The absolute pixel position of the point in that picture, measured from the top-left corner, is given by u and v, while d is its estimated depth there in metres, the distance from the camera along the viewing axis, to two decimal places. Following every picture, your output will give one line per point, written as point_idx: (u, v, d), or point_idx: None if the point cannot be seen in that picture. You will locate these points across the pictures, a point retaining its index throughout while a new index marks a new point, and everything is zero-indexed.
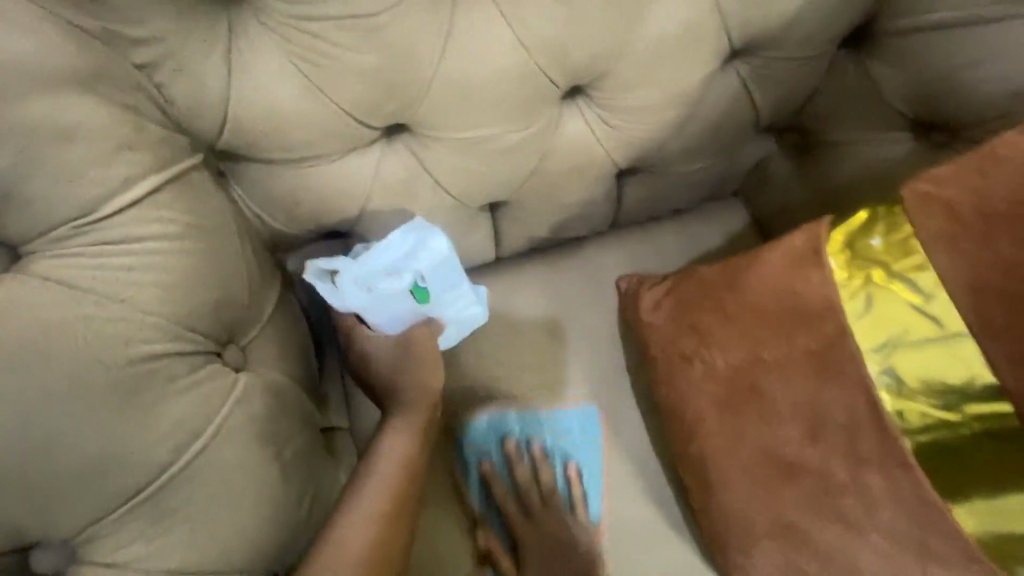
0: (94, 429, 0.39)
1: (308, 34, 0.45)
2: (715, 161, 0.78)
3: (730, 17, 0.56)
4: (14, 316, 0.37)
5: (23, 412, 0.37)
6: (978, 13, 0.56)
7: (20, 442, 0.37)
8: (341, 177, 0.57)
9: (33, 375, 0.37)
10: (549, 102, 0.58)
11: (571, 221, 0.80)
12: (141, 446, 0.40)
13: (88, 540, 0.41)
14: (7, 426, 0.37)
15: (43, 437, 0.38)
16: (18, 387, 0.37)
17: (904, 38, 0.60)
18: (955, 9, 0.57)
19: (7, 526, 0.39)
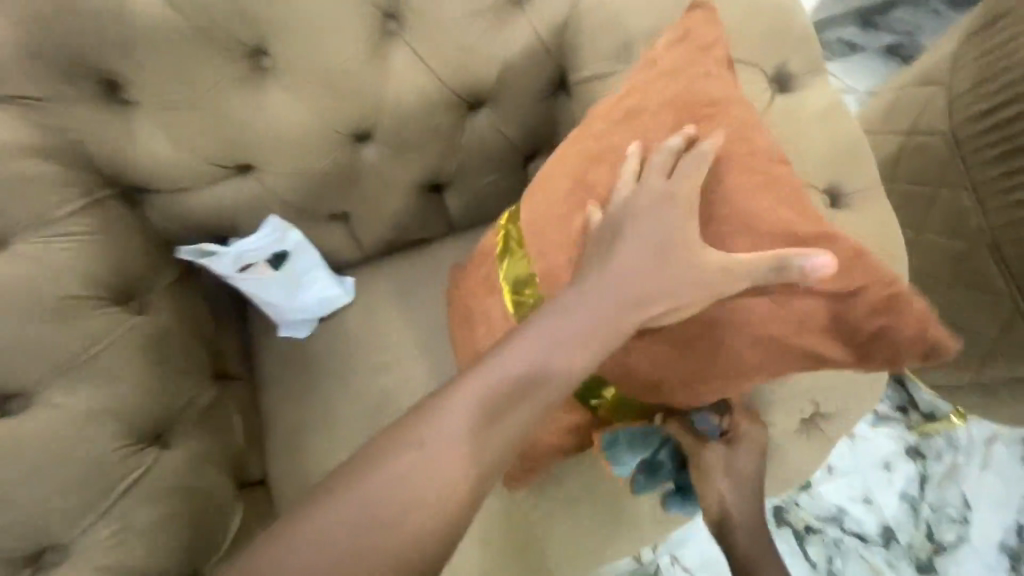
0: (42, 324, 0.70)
1: (168, 115, 0.79)
2: (507, 175, 1.08)
3: (449, 83, 0.89)
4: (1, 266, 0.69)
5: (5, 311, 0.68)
6: (605, 69, 0.90)
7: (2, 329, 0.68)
8: (212, 199, 0.89)
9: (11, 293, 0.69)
10: (343, 143, 0.90)
11: (409, 225, 1.10)
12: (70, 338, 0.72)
13: (35, 391, 0.70)
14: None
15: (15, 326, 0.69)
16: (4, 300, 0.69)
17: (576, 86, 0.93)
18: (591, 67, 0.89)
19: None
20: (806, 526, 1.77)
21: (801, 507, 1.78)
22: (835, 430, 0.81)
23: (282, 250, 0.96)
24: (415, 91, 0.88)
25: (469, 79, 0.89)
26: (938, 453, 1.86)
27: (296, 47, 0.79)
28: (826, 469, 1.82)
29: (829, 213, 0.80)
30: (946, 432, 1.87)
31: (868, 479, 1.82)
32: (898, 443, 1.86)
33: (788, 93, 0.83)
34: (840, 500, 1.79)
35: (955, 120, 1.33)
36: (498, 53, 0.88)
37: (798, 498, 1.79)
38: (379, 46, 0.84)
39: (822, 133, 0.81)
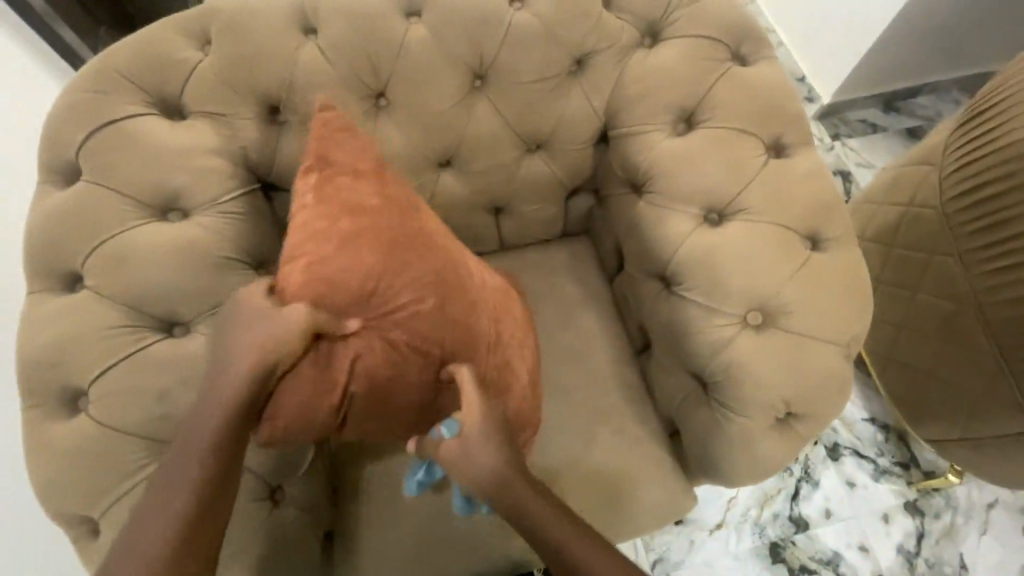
0: (205, 273, 0.94)
1: (309, 134, 1.06)
2: (553, 205, 1.32)
3: (517, 129, 1.15)
4: (185, 231, 0.95)
5: (183, 261, 0.93)
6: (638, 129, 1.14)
7: (180, 273, 0.93)
8: None
9: (189, 249, 0.94)
10: (430, 167, 1.17)
11: (469, 239, 1.35)
12: (219, 286, 0.95)
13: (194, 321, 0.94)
14: (178, 265, 0.93)
15: (188, 272, 0.93)
16: (184, 254, 0.94)
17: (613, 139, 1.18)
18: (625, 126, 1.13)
19: (170, 308, 0.92)
20: (801, 565, 1.84)
21: (797, 546, 1.87)
22: (808, 430, 0.98)
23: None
24: (490, 132, 1.14)
25: (532, 127, 1.15)
26: (935, 509, 1.92)
27: (409, 94, 1.07)
28: (823, 513, 1.91)
29: (808, 252, 1.00)
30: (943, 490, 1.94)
31: (863, 526, 1.90)
32: (895, 496, 1.94)
33: (782, 158, 1.06)
34: (835, 544, 1.87)
35: (943, 195, 1.52)
36: (556, 110, 1.14)
37: (795, 537, 1.87)
38: (468, 96, 1.11)
39: (807, 190, 1.03)
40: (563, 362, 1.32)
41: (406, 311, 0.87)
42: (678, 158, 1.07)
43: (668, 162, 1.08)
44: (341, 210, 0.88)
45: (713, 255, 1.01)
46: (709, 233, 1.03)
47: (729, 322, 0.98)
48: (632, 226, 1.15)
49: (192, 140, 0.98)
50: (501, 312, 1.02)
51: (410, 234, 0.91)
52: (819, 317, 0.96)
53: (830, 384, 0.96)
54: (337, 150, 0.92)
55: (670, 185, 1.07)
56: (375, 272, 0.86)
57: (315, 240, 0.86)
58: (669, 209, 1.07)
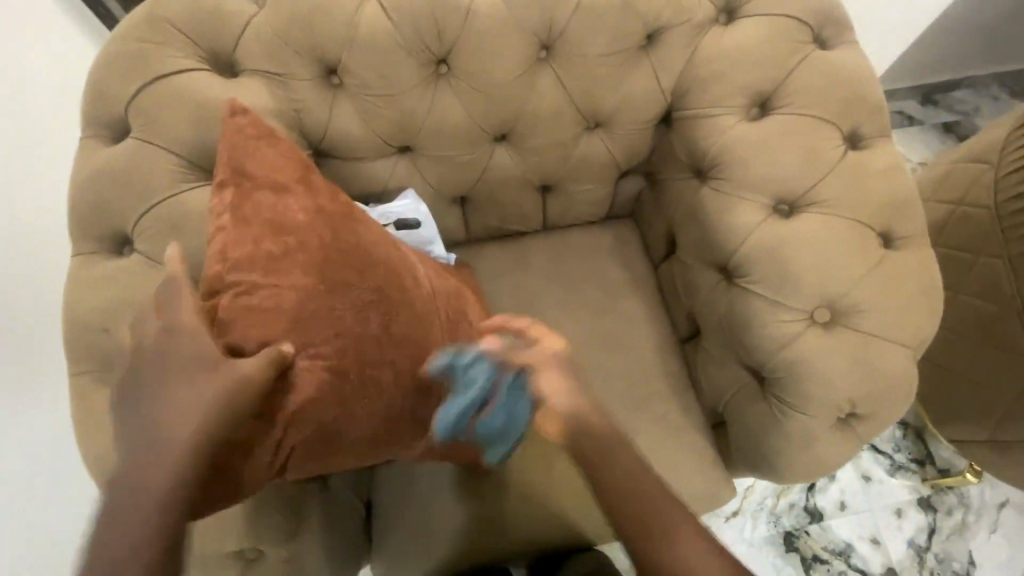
0: None
1: (366, 101, 1.01)
2: (603, 186, 1.28)
3: (579, 106, 1.10)
4: None
5: None
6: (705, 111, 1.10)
7: None
8: (374, 170, 1.11)
9: None
10: (484, 141, 1.12)
11: (515, 217, 1.31)
12: None
13: None
14: None
15: None
16: None
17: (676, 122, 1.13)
18: (693, 108, 1.09)
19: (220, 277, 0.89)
20: (813, 555, 1.87)
21: (811, 536, 1.89)
22: (868, 430, 0.97)
23: (414, 220, 1.11)
24: (551, 107, 1.09)
25: (596, 103, 1.10)
26: (948, 505, 1.95)
27: (472, 61, 1.01)
28: (839, 506, 1.93)
29: (881, 250, 0.97)
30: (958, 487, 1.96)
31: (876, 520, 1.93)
32: (910, 491, 1.96)
33: (858, 151, 1.01)
34: (848, 536, 1.90)
35: (997, 197, 1.49)
36: (623, 87, 1.09)
37: (809, 528, 1.90)
38: (533, 67, 1.05)
39: (883, 186, 0.99)
40: (606, 348, 1.29)
41: (353, 333, 0.74)
42: (750, 144, 1.03)
43: (739, 148, 1.03)
44: (264, 231, 0.72)
45: (782, 247, 0.98)
46: (779, 225, 0.99)
47: (795, 318, 0.96)
48: (693, 212, 1.11)
49: (245, 99, 0.93)
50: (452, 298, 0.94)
51: (346, 244, 0.76)
52: (889, 319, 0.93)
53: (896, 386, 0.94)
54: (258, 155, 0.75)
55: (739, 173, 1.03)
56: (308, 293, 0.72)
57: (238, 267, 0.71)
58: (736, 197, 1.03)
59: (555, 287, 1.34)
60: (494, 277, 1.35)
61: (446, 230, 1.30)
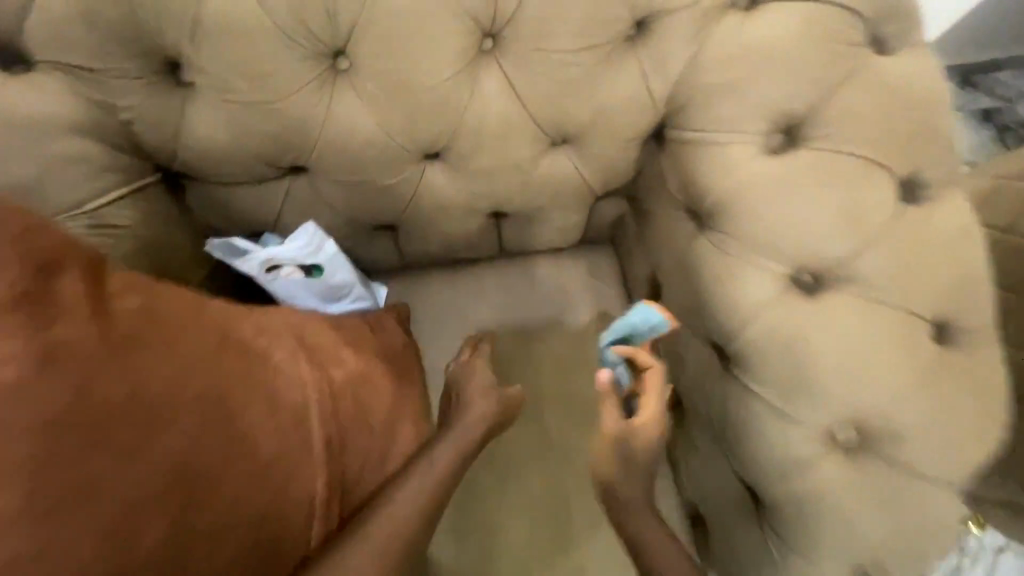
0: None
1: (231, 106, 0.71)
2: (573, 214, 1.00)
3: (538, 117, 0.80)
4: None
5: None
6: None
7: None
8: (261, 195, 0.83)
9: None
10: (410, 163, 0.83)
11: (460, 246, 1.03)
12: None
13: None
14: None
15: None
16: None
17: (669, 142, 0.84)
18: (695, 128, 0.79)
19: None
20: None
21: None
22: None
23: (311, 269, 0.87)
24: (500, 119, 0.80)
25: (560, 116, 0.81)
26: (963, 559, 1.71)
27: (383, 56, 0.71)
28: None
29: (936, 352, 0.71)
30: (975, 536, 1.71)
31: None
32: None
33: (918, 205, 0.73)
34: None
35: None
36: (598, 96, 0.79)
37: None
38: (472, 65, 0.75)
39: (947, 259, 0.71)
40: (567, 414, 1.05)
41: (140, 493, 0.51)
42: (769, 192, 0.75)
43: (754, 196, 0.75)
44: None
45: (800, 342, 0.72)
46: (800, 308, 0.73)
47: (810, 437, 0.72)
48: (685, 270, 0.85)
49: (34, 105, 0.64)
50: (340, 359, 0.73)
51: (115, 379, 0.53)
52: (938, 448, 0.69)
53: (935, 535, 0.70)
54: None
55: (751, 230, 0.76)
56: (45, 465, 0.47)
57: None
58: (743, 264, 0.76)
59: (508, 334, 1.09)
60: (435, 317, 1.10)
61: (374, 260, 1.03)
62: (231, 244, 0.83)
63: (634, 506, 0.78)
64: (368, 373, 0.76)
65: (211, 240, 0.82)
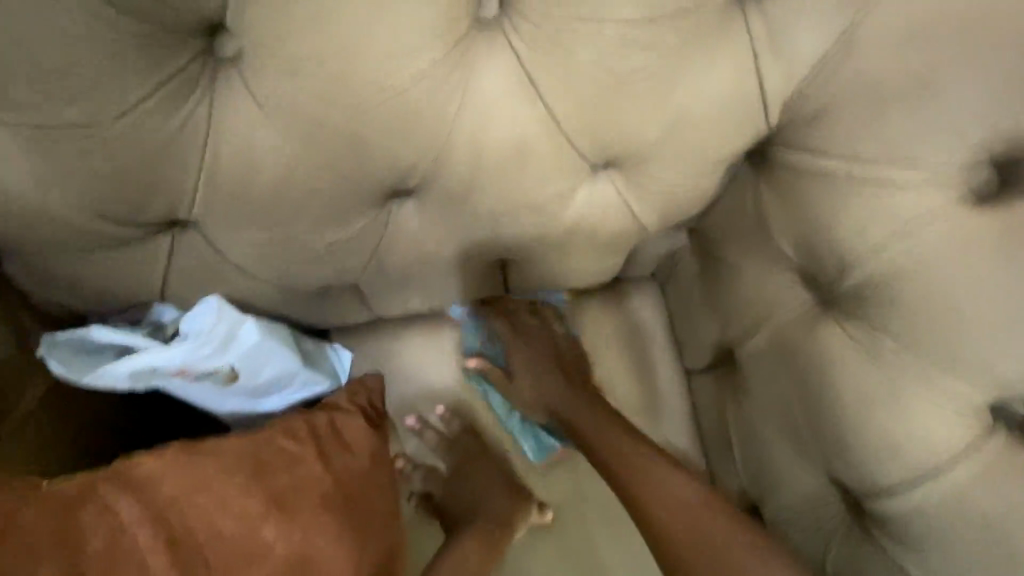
0: None
1: (32, 131, 0.41)
2: (611, 257, 0.69)
3: (568, 132, 0.49)
4: None
5: None
6: None
7: None
8: (128, 263, 0.52)
9: None
10: (364, 206, 0.51)
11: (451, 300, 0.73)
12: None
13: None
14: None
15: None
16: None
17: (776, 168, 0.53)
18: (833, 154, 0.48)
19: None
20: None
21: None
22: None
23: (224, 368, 0.57)
24: (506, 137, 0.48)
25: (608, 128, 0.49)
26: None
27: (298, 33, 0.39)
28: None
29: None
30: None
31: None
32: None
33: None
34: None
35: None
36: (672, 94, 0.47)
37: None
38: (460, 46, 0.43)
39: None
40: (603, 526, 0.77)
41: None
42: (987, 268, 0.43)
43: (953, 274, 0.44)
44: None
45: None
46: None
47: None
48: (798, 366, 0.55)
49: None
50: (257, 548, 0.50)
51: None
52: None
53: None
54: None
55: (946, 330, 0.45)
56: None
57: None
58: (924, 383, 0.47)
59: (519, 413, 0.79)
60: (418, 390, 0.79)
61: (330, 323, 0.73)
62: (84, 338, 0.52)
63: (653, 492, 0.65)
64: (311, 556, 0.51)
65: (50, 337, 0.51)
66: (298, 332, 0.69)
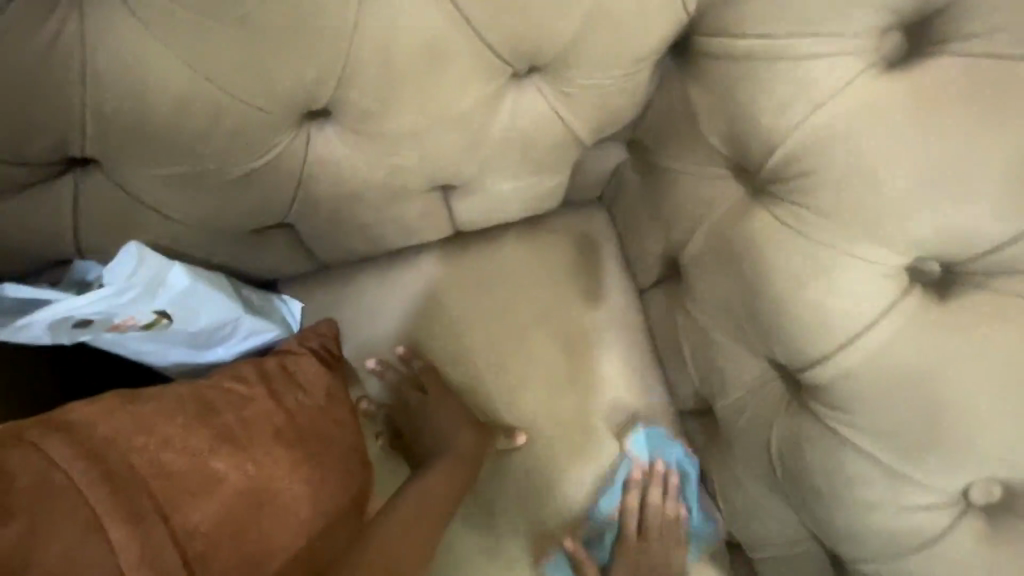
0: None
1: None
2: (551, 175, 0.69)
3: (481, 30, 0.48)
4: None
5: None
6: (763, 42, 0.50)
7: None
8: (34, 209, 0.50)
9: None
10: (278, 130, 0.50)
11: (397, 238, 0.72)
12: None
13: None
14: None
15: None
16: None
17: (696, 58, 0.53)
18: (743, 35, 0.49)
19: None
20: None
21: None
22: None
23: (157, 314, 0.54)
24: (417, 40, 0.47)
25: (519, 22, 0.48)
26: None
27: None
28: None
29: None
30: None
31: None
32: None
33: None
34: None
35: None
36: None
37: None
38: None
39: None
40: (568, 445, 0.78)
41: None
42: (892, 128, 0.44)
43: (862, 139, 0.45)
44: None
45: (945, 380, 0.45)
46: (944, 324, 0.46)
47: (942, 507, 0.48)
48: (733, 258, 0.57)
49: None
50: (213, 473, 0.48)
51: None
52: None
53: None
54: None
55: (865, 199, 0.46)
56: None
57: None
58: (845, 256, 0.48)
59: (477, 345, 0.79)
60: (374, 332, 0.79)
61: (274, 271, 0.72)
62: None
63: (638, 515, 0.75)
64: (271, 478, 0.51)
65: None
66: (239, 281, 0.67)
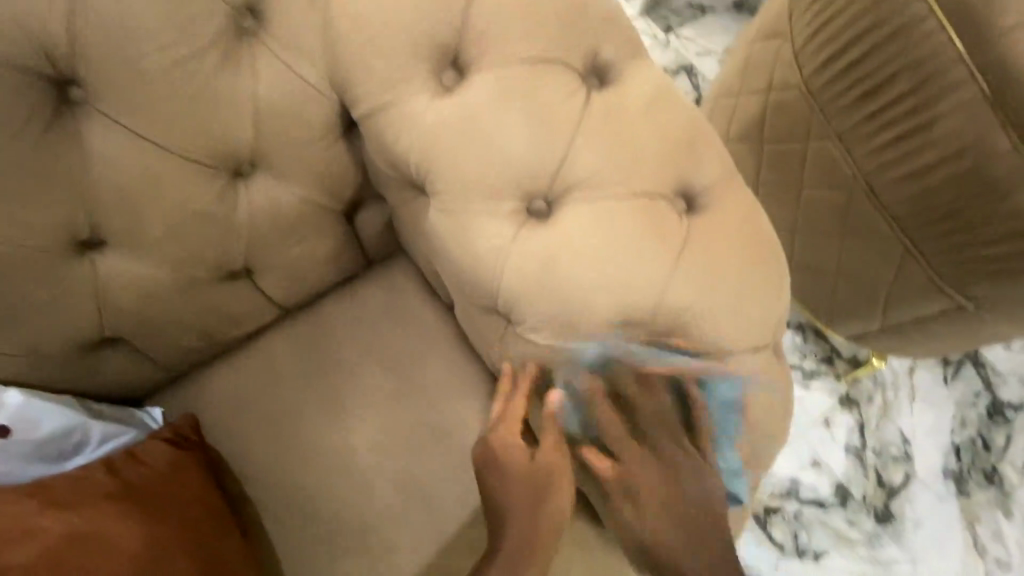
0: None
1: None
2: (317, 240, 0.87)
3: (186, 154, 0.72)
4: None
5: None
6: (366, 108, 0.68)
7: None
8: None
9: None
10: (64, 262, 0.73)
11: (218, 326, 0.88)
12: None
13: None
14: None
15: None
16: None
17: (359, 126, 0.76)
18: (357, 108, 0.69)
19: None
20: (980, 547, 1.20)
21: (978, 530, 1.21)
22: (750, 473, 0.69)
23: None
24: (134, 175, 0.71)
25: (203, 142, 0.73)
26: (999, 434, 1.26)
27: None
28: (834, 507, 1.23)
29: (682, 219, 0.66)
30: (983, 394, 1.29)
31: (939, 560, 1.20)
32: (955, 432, 1.27)
33: (607, 88, 0.69)
34: None
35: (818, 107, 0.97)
36: (234, 107, 0.73)
37: (971, 531, 1.21)
38: (64, 126, 0.67)
39: (654, 128, 0.67)
40: (414, 449, 0.89)
41: None
42: (456, 128, 0.66)
43: (445, 138, 0.66)
44: None
45: (556, 269, 0.64)
46: (539, 234, 0.66)
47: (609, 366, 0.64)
48: (434, 250, 0.72)
49: None
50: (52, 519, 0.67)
51: None
52: (728, 323, 0.64)
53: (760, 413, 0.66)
54: None
55: (460, 174, 0.66)
56: None
57: None
58: (473, 216, 0.67)
59: (315, 395, 0.92)
60: (231, 414, 0.91)
61: (126, 387, 0.88)
62: None
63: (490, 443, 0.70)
64: (101, 521, 0.68)
65: None
66: (99, 403, 0.85)
